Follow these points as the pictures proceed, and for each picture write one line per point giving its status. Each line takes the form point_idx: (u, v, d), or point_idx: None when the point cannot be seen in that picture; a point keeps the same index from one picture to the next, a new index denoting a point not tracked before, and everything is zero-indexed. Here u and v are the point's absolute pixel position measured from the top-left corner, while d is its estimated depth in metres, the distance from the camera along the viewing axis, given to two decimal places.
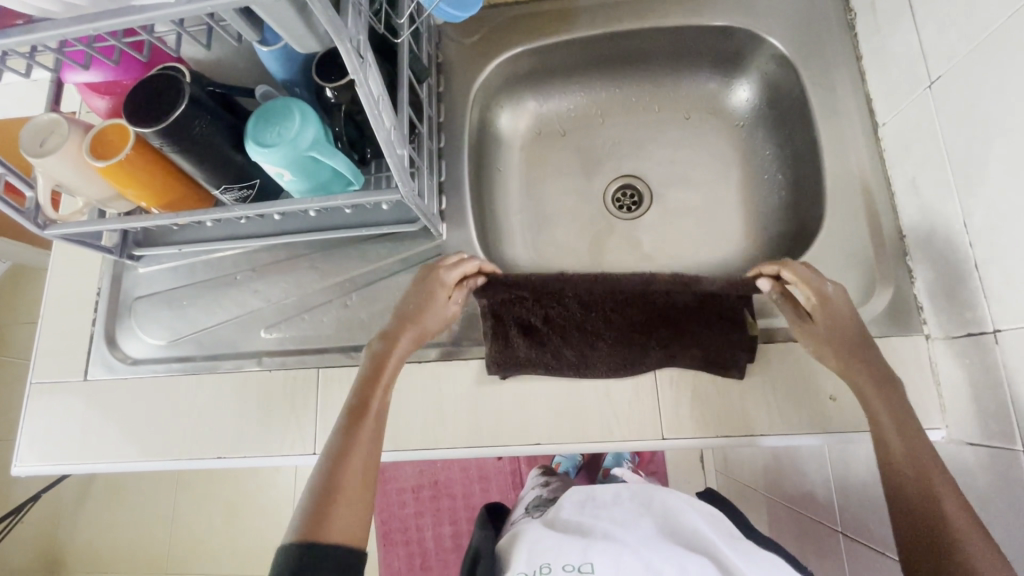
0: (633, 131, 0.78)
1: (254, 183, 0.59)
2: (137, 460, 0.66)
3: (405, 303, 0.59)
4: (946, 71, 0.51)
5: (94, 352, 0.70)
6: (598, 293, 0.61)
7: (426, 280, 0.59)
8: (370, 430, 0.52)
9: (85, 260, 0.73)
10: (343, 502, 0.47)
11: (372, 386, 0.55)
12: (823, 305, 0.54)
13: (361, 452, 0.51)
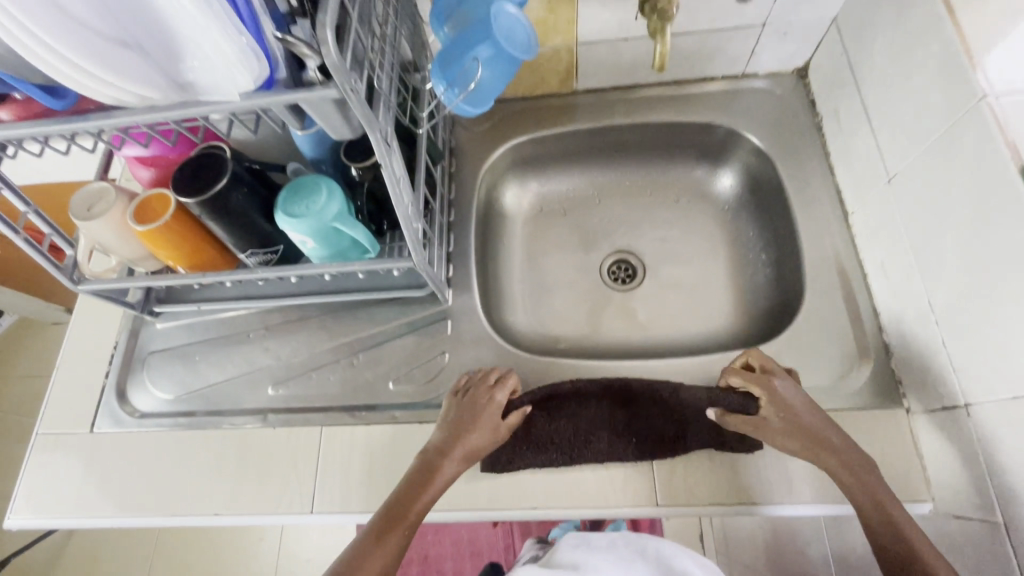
0: (627, 211, 0.85)
1: (277, 248, 0.64)
2: (132, 517, 0.65)
3: (454, 421, 0.60)
4: (903, 170, 0.58)
5: (104, 404, 0.72)
6: (587, 397, 0.63)
7: (479, 403, 0.61)
8: (388, 547, 0.54)
9: (106, 315, 0.77)
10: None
11: (417, 491, 0.57)
12: (772, 400, 0.57)
13: (377, 567, 0.54)
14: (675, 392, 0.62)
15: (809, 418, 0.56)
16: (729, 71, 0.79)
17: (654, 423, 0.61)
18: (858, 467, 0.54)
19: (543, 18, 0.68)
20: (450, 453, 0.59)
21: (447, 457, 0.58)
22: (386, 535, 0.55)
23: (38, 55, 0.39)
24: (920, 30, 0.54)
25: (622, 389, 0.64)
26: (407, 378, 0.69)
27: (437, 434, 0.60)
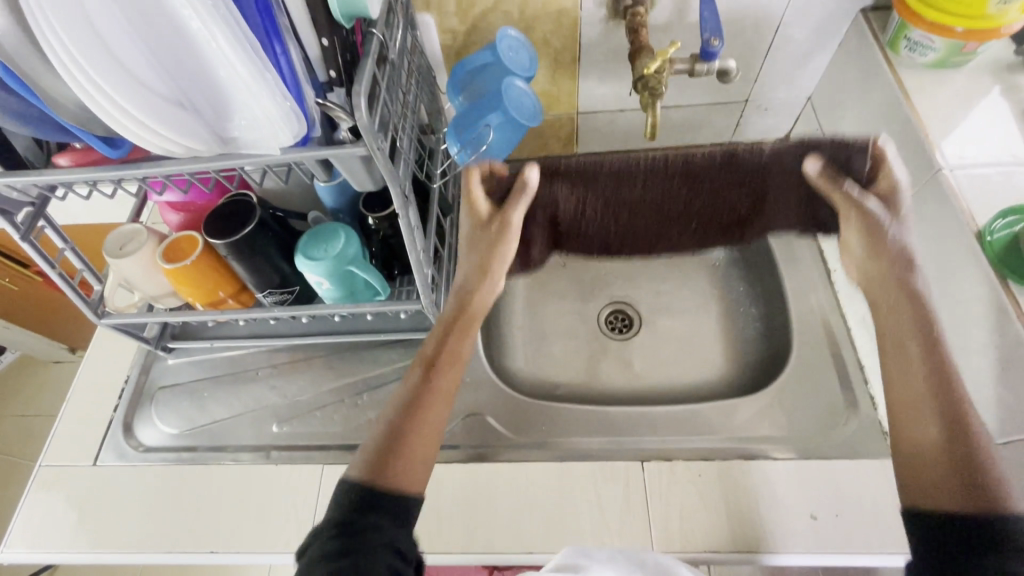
0: (624, 264, 0.90)
1: (294, 289, 0.68)
2: (128, 553, 0.65)
3: (480, 230, 0.60)
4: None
5: (109, 437, 0.73)
6: (636, 182, 0.61)
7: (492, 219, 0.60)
8: (440, 396, 0.55)
9: (120, 350, 0.79)
10: (412, 449, 0.51)
11: (452, 333, 0.59)
12: (863, 220, 0.55)
13: (433, 411, 0.54)
14: (761, 171, 0.59)
15: (890, 203, 0.55)
16: (717, 141, 0.86)
17: (718, 214, 0.65)
18: (920, 340, 0.50)
19: (547, 91, 0.76)
20: (483, 282, 0.60)
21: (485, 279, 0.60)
22: (434, 369, 0.57)
23: (103, 109, 0.43)
24: (884, 110, 0.61)
25: (686, 163, 0.59)
26: None
27: (463, 268, 0.61)
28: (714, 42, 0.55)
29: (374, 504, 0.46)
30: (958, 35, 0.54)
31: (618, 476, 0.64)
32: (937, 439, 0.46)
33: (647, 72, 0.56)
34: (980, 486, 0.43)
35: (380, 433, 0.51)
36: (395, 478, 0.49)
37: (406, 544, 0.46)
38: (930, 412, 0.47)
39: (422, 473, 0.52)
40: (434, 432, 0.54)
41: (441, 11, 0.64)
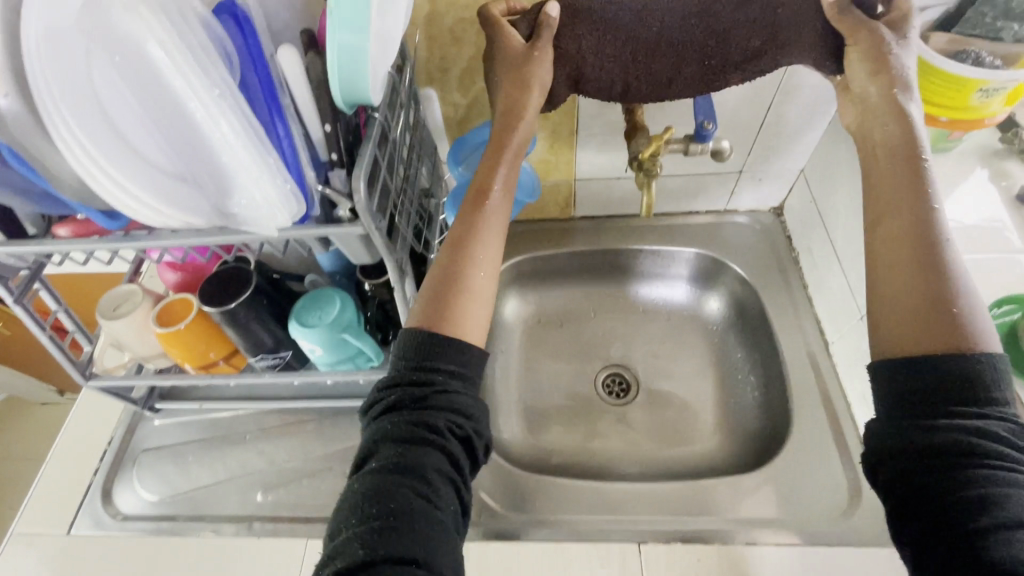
0: (620, 326, 0.89)
1: (286, 354, 0.67)
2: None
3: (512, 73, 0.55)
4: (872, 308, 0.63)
5: (85, 504, 0.70)
6: (652, 27, 0.56)
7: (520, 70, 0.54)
8: (495, 213, 0.53)
9: (105, 409, 0.77)
10: (467, 303, 0.50)
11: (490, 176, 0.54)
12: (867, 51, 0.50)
13: (486, 241, 0.52)
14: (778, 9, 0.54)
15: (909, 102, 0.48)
16: (712, 207, 0.87)
17: (728, 53, 0.56)
18: (902, 152, 0.48)
19: (546, 159, 0.78)
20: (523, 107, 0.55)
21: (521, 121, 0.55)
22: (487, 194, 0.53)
23: (110, 194, 0.44)
24: None
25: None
26: None
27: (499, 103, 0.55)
28: (708, 125, 0.57)
29: (429, 357, 0.47)
30: (941, 125, 0.56)
31: (614, 558, 0.61)
32: (914, 283, 0.43)
33: (642, 156, 0.60)
34: (953, 324, 0.40)
35: (434, 283, 0.50)
36: (450, 324, 0.49)
37: (471, 406, 0.47)
38: (909, 261, 0.43)
39: (480, 319, 0.51)
40: (485, 281, 0.51)
41: (445, 86, 0.67)
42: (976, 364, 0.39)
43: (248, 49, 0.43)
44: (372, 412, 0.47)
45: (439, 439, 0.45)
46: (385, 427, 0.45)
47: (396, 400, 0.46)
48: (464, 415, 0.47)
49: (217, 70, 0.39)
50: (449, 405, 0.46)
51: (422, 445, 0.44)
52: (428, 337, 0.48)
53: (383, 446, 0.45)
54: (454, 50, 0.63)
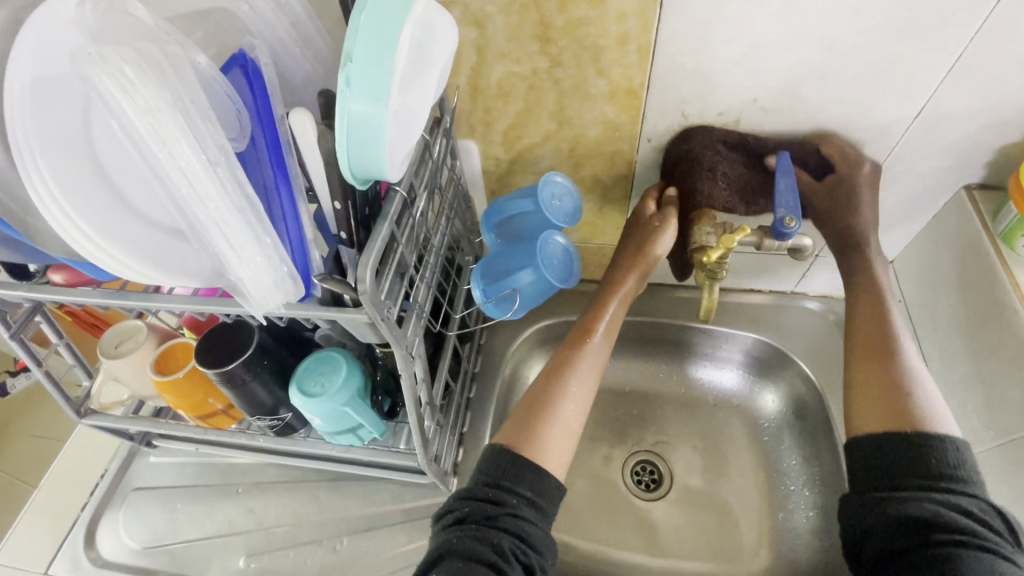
0: (656, 406, 0.80)
1: (284, 415, 0.61)
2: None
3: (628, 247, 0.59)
4: (991, 453, 0.51)
5: (69, 543, 0.67)
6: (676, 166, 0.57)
7: (640, 243, 0.57)
8: (595, 362, 0.57)
9: (105, 438, 0.75)
10: (554, 432, 0.51)
11: (597, 316, 0.59)
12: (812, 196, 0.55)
13: (583, 369, 0.55)
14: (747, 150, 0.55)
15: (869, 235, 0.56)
16: (776, 287, 0.77)
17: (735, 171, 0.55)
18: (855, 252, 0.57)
19: (592, 222, 0.69)
20: (632, 267, 0.58)
21: (630, 273, 0.58)
22: (591, 339, 0.57)
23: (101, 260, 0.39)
24: (992, 314, 0.52)
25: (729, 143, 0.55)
26: None
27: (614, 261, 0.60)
28: (790, 222, 0.49)
29: (503, 473, 0.48)
30: None
31: None
32: (879, 376, 0.51)
33: (708, 257, 0.52)
34: (910, 409, 0.48)
35: (527, 405, 0.53)
36: (537, 447, 0.50)
37: (540, 537, 0.45)
38: (871, 352, 0.52)
39: (563, 451, 0.51)
40: (571, 418, 0.53)
41: (486, 140, 0.60)
42: (937, 443, 0.45)
43: (258, 111, 0.37)
44: (443, 520, 0.47)
45: (501, 560, 0.42)
46: (451, 539, 0.44)
47: (466, 513, 0.46)
48: (529, 546, 0.44)
49: (211, 130, 0.34)
50: (516, 530, 0.44)
51: (480, 568, 0.42)
52: (513, 455, 0.49)
53: (446, 559, 0.43)
54: (500, 104, 0.56)
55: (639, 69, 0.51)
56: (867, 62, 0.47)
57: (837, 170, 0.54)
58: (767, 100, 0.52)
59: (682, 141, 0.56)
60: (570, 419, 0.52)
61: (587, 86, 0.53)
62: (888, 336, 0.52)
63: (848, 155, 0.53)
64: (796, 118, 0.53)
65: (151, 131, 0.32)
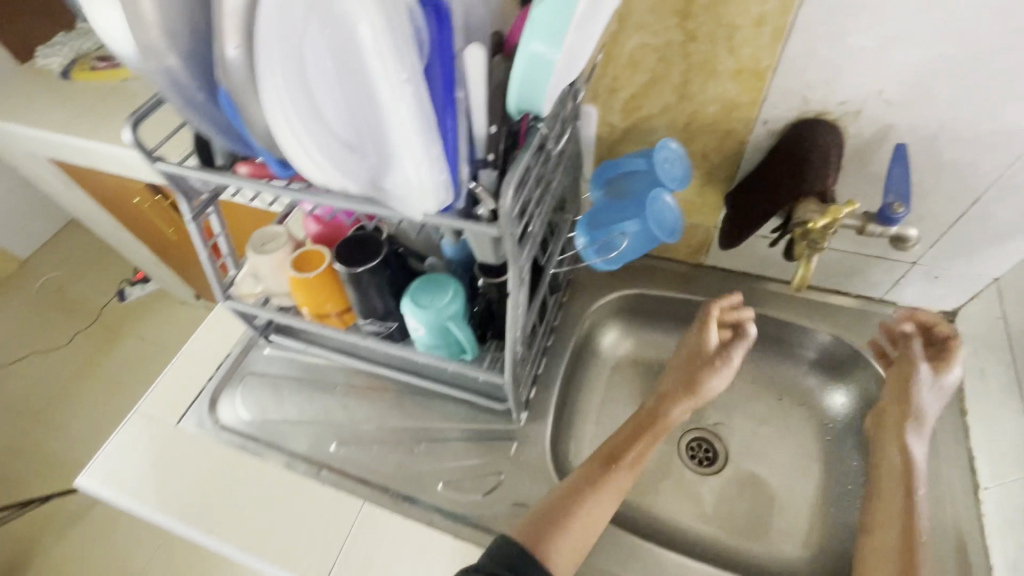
0: (720, 390, 0.83)
1: (392, 325, 0.70)
2: (182, 524, 0.69)
3: (689, 363, 0.74)
4: None
5: (195, 405, 0.79)
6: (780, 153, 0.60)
7: (695, 363, 0.73)
8: (611, 490, 0.64)
9: (231, 327, 0.87)
10: (569, 534, 0.59)
11: (627, 443, 0.68)
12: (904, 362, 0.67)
13: (603, 498, 0.63)
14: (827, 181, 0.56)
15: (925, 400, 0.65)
16: (864, 293, 0.77)
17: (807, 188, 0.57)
18: (903, 419, 0.65)
19: (690, 199, 0.73)
20: (678, 402, 0.71)
21: (670, 404, 0.71)
22: (610, 468, 0.65)
23: (295, 157, 0.49)
24: None
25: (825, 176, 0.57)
26: (457, 486, 0.69)
27: (668, 379, 0.75)
28: (899, 208, 0.50)
29: (520, 562, 0.55)
30: None
31: None
32: (894, 545, 0.58)
33: (812, 226, 0.54)
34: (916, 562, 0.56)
35: (553, 498, 0.62)
36: (548, 543, 0.57)
37: None
38: (894, 559, 0.57)
39: (575, 547, 0.59)
40: (583, 542, 0.60)
41: (607, 106, 0.66)
42: None
43: (440, 42, 0.43)
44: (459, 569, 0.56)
45: None
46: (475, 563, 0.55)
47: (493, 549, 0.56)
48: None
49: (410, 53, 0.41)
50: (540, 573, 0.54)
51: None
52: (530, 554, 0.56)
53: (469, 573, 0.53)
54: (628, 74, 0.61)
55: (770, 51, 0.54)
56: (1004, 65, 0.48)
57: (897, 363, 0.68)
58: (892, 93, 0.53)
59: (797, 128, 0.58)
60: (585, 518, 0.60)
61: (715, 62, 0.57)
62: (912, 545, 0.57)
63: (909, 353, 0.67)
64: (919, 114, 0.54)
65: (375, 53, 0.40)
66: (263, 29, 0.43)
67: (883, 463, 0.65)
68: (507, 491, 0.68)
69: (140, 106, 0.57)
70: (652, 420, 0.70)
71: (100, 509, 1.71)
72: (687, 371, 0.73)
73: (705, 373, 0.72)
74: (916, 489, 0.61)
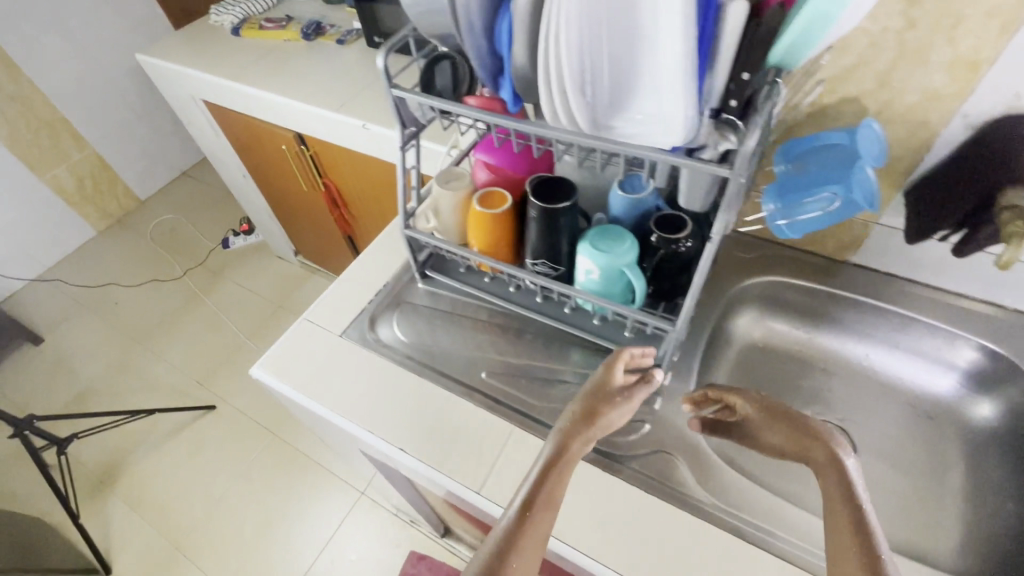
0: (852, 387, 0.84)
1: (559, 267, 0.75)
2: (352, 422, 0.76)
3: (581, 420, 0.62)
4: None
5: (357, 321, 0.87)
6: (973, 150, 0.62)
7: (598, 397, 0.64)
8: (538, 536, 0.55)
9: (388, 260, 0.94)
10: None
11: (542, 480, 0.57)
12: (761, 418, 0.63)
13: (528, 543, 0.54)
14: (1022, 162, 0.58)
15: (812, 424, 0.59)
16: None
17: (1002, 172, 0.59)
18: (838, 489, 0.54)
19: None
20: (575, 439, 0.60)
21: (570, 445, 0.60)
22: (529, 518, 0.55)
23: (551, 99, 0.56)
24: None
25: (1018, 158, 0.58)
26: (601, 425, 0.73)
27: (564, 422, 0.62)
28: None
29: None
30: None
31: None
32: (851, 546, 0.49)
33: None
34: None
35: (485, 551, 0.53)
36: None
37: None
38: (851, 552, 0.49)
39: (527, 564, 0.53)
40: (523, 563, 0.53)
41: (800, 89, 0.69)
42: None
43: None
44: None
45: None
46: None
47: None
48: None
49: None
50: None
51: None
52: None
53: None
54: (833, 57, 0.65)
55: (993, 42, 0.57)
56: None
57: (745, 415, 0.65)
58: None
59: (1002, 122, 0.60)
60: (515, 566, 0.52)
61: (930, 50, 0.60)
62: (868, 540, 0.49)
63: (800, 440, 0.59)
64: None
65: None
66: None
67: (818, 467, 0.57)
68: (651, 438, 0.71)
69: (393, 38, 0.65)
70: (558, 457, 0.58)
71: (191, 430, 1.84)
72: (587, 413, 0.63)
73: (609, 421, 0.63)
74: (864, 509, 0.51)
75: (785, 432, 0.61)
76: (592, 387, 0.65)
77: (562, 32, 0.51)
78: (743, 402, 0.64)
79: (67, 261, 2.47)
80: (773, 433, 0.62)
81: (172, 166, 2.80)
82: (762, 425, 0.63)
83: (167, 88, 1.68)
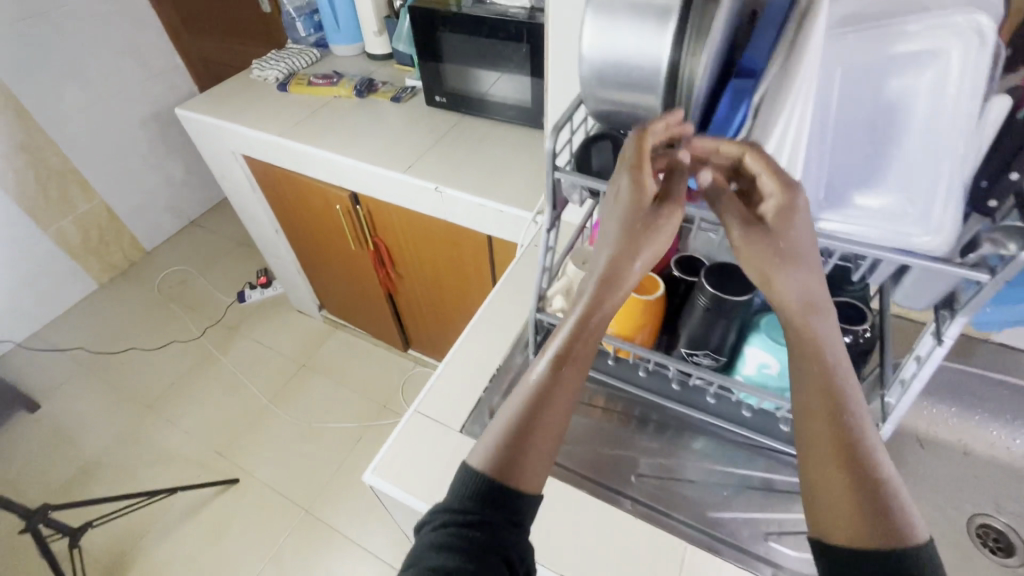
0: (996, 474, 0.83)
1: (721, 358, 0.69)
2: None
3: (628, 227, 0.48)
4: None
5: (477, 414, 0.78)
6: None
7: (643, 183, 0.48)
8: (571, 388, 0.49)
9: (497, 342, 0.87)
10: (544, 440, 0.47)
11: (580, 324, 0.48)
12: (757, 175, 0.47)
13: (560, 402, 0.48)
14: None
15: (823, 298, 0.45)
16: None
17: None
18: (824, 386, 0.43)
19: None
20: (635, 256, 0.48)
21: (626, 266, 0.48)
22: (564, 369, 0.48)
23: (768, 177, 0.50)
24: None
25: None
26: (776, 536, 0.68)
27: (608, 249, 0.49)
28: None
29: (494, 500, 0.46)
30: None
31: None
32: (834, 439, 0.41)
33: None
34: (878, 521, 0.39)
35: (510, 419, 0.48)
36: (518, 471, 0.47)
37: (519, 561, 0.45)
38: (832, 456, 0.41)
39: (543, 459, 0.48)
40: (553, 425, 0.48)
41: None
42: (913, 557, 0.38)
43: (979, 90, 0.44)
44: (433, 524, 0.47)
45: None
46: (433, 542, 0.45)
47: (444, 522, 0.46)
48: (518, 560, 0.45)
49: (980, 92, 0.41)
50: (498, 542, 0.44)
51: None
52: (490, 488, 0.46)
53: (424, 559, 0.44)
54: None
55: None
56: None
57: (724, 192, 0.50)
58: None
59: None
60: (540, 432, 0.47)
61: None
62: (855, 448, 0.41)
63: (772, 254, 0.45)
64: None
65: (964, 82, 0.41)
66: (805, 53, 0.44)
67: (788, 312, 0.45)
68: None
69: (562, 117, 0.60)
70: (591, 306, 0.48)
71: (213, 509, 1.68)
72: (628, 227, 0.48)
73: (666, 227, 0.49)
74: (854, 404, 0.42)
75: (756, 260, 0.46)
76: (627, 171, 0.49)
77: (804, 109, 0.46)
78: (771, 200, 0.46)
79: (65, 318, 2.30)
80: (727, 211, 0.49)
81: (179, 214, 2.68)
82: (774, 230, 0.46)
83: (203, 142, 1.60)
